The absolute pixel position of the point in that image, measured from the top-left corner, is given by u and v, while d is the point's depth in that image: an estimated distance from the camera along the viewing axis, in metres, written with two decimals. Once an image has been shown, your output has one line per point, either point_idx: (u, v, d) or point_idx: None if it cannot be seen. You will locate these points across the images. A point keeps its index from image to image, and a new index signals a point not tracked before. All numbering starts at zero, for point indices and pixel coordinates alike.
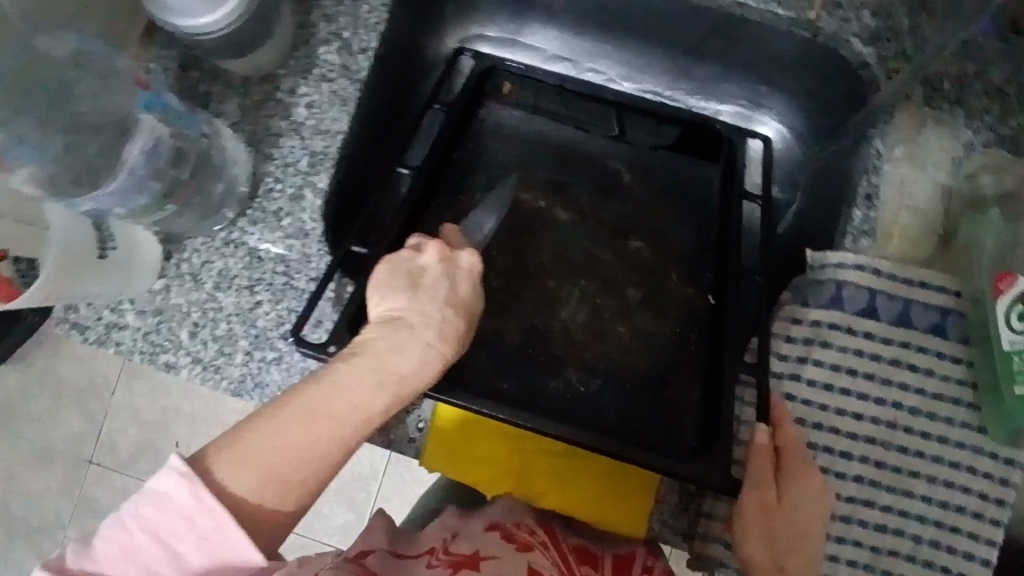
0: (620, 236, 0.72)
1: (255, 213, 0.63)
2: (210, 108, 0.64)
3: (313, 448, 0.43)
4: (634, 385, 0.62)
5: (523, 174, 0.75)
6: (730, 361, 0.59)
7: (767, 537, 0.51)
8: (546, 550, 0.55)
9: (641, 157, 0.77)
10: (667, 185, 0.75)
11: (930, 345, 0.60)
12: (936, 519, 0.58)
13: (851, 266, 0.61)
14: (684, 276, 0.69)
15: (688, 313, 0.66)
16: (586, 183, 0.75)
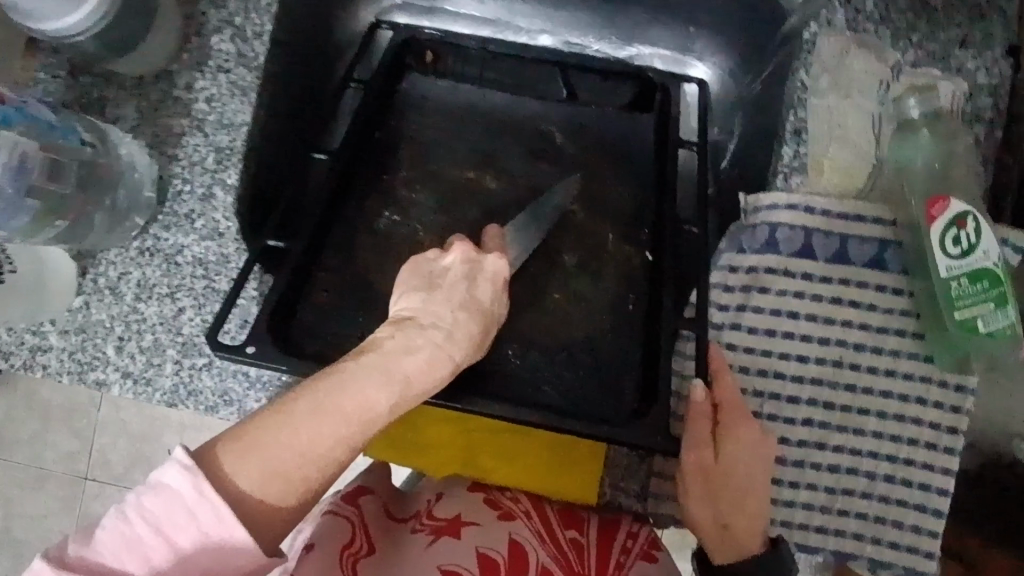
0: (553, 200, 0.66)
1: (166, 217, 0.60)
2: (106, 113, 0.61)
3: (319, 448, 0.37)
4: (572, 354, 0.60)
5: (449, 147, 0.68)
6: (668, 316, 0.56)
7: (708, 499, 0.51)
8: (527, 519, 0.55)
9: (571, 114, 0.70)
10: (604, 141, 0.69)
11: (870, 280, 0.58)
12: (889, 454, 0.57)
13: (784, 206, 0.59)
14: (621, 234, 0.65)
15: (627, 273, 0.63)
16: (516, 146, 0.69)
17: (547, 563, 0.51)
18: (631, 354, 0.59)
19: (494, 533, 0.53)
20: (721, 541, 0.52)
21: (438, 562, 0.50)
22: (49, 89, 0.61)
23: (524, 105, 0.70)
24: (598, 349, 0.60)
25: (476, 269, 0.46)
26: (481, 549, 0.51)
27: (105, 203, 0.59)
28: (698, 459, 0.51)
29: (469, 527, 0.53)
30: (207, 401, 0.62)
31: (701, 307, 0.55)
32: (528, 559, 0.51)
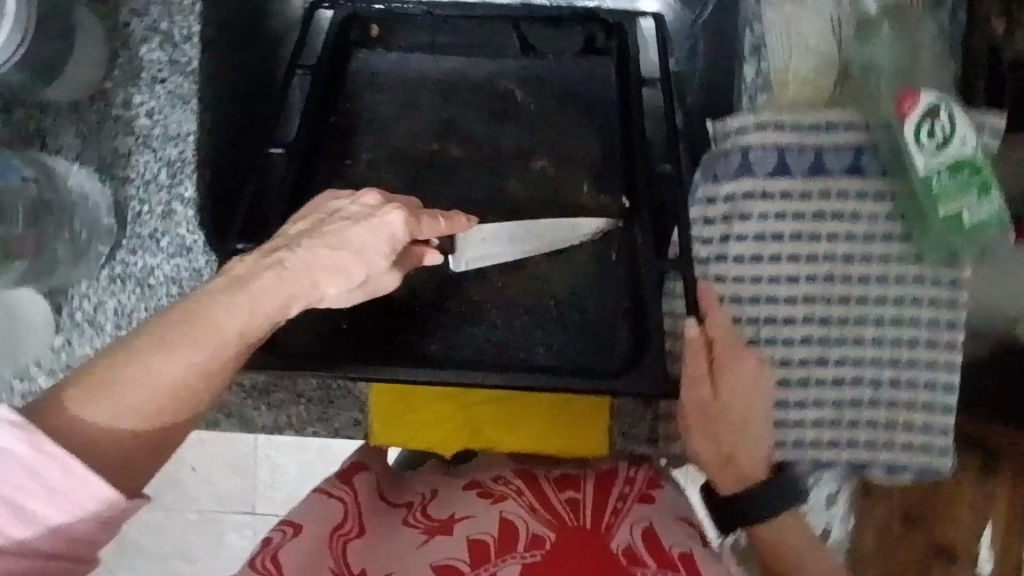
0: (522, 157, 0.65)
1: (131, 241, 0.59)
2: (48, 144, 0.59)
3: (170, 377, 0.36)
4: (561, 312, 0.58)
5: (406, 119, 0.66)
6: (648, 262, 0.55)
7: (707, 433, 0.52)
8: (519, 496, 0.51)
9: (529, 68, 0.68)
10: (564, 92, 0.67)
11: (850, 188, 0.57)
12: (891, 359, 0.57)
13: (752, 128, 0.57)
14: (594, 183, 0.63)
15: (604, 220, 0.62)
16: (474, 110, 0.66)
17: (539, 529, 0.48)
18: (619, 302, 0.58)
19: (484, 516, 0.49)
20: (728, 472, 0.53)
21: (433, 558, 0.47)
22: None
23: (478, 64, 0.68)
24: (589, 301, 0.58)
25: (367, 214, 0.41)
26: (471, 536, 0.48)
27: (65, 236, 0.58)
28: (696, 396, 0.51)
29: (462, 520, 0.49)
30: (207, 417, 0.63)
31: (682, 246, 0.53)
32: (519, 532, 0.48)
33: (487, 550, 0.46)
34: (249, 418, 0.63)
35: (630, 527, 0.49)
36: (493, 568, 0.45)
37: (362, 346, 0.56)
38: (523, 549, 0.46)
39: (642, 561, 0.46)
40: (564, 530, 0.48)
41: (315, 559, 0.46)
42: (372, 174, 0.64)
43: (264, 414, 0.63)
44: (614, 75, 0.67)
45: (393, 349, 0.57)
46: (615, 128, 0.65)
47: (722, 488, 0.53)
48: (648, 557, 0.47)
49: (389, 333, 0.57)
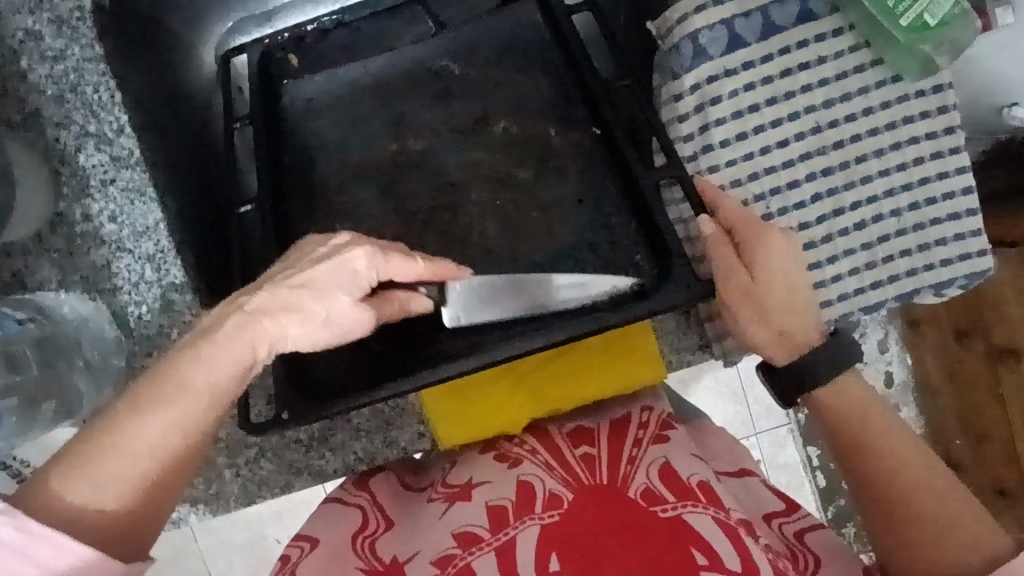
0: (481, 125, 0.63)
1: (144, 346, 0.59)
2: (28, 283, 0.59)
3: (147, 444, 0.37)
4: (575, 257, 0.58)
5: (358, 131, 0.64)
6: (640, 173, 0.55)
7: (758, 317, 0.51)
8: (534, 456, 0.50)
9: (455, 40, 0.65)
10: (499, 47, 0.65)
11: (808, 34, 0.56)
12: (904, 184, 0.56)
13: (694, 12, 0.56)
14: (560, 124, 0.62)
15: (583, 157, 0.61)
16: (420, 99, 0.64)
17: (556, 488, 0.45)
18: (624, 229, 0.57)
19: (504, 484, 0.47)
20: (784, 347, 0.52)
21: (453, 527, 0.44)
22: None
23: (403, 55, 0.65)
24: (599, 237, 0.58)
25: (332, 253, 0.43)
26: (491, 502, 0.45)
27: None
28: (734, 284, 0.51)
29: (480, 486, 0.48)
30: (278, 481, 0.62)
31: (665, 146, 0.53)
32: (536, 492, 0.45)
33: (506, 513, 0.43)
34: (319, 469, 0.62)
35: (647, 471, 0.46)
36: (511, 532, 0.41)
37: (400, 363, 0.55)
38: (541, 510, 0.42)
39: (661, 499, 0.42)
40: (579, 488, 0.45)
41: (338, 562, 0.48)
42: (346, 197, 0.63)
43: (330, 460, 0.62)
44: (539, 14, 0.64)
45: (426, 354, 0.55)
46: (562, 62, 0.63)
47: (781, 361, 0.52)
48: (666, 490, 0.44)
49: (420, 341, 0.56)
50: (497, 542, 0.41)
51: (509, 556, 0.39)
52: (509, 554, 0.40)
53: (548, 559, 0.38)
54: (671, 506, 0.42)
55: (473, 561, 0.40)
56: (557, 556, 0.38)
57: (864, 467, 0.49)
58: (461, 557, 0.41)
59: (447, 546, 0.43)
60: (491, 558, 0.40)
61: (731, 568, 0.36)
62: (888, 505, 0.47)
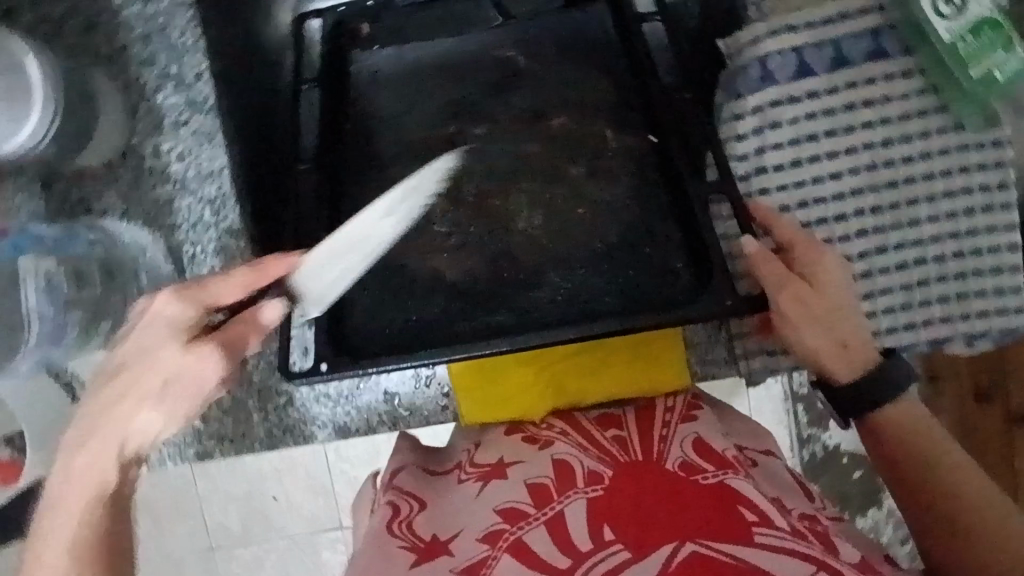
0: (538, 118, 0.65)
1: (193, 283, 0.61)
2: (91, 209, 0.61)
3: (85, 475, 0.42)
4: (613, 256, 0.59)
5: (419, 107, 0.66)
6: (692, 185, 0.56)
7: (822, 325, 0.49)
8: (565, 438, 0.51)
9: (521, 30, 0.67)
10: (567, 44, 0.66)
11: (876, 72, 0.57)
12: (951, 232, 0.57)
13: (766, 35, 0.58)
14: (618, 127, 0.63)
15: (635, 162, 0.62)
16: (484, 85, 0.66)
17: (595, 466, 0.46)
18: (669, 239, 0.59)
19: (537, 462, 0.48)
20: (852, 359, 0.50)
21: (493, 504, 0.45)
22: (28, 209, 0.60)
23: (471, 40, 0.67)
24: (644, 239, 0.59)
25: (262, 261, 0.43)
26: (529, 480, 0.46)
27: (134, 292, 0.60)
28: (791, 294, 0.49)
29: (514, 465, 0.48)
30: (303, 431, 0.65)
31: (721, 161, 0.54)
32: (575, 470, 0.45)
33: (547, 491, 0.44)
34: (342, 424, 0.65)
35: (681, 445, 0.48)
36: (558, 506, 0.42)
37: (438, 336, 0.57)
38: (584, 485, 0.44)
39: (700, 468, 0.44)
40: (618, 464, 0.46)
41: (378, 553, 0.43)
42: (403, 171, 0.64)
43: (354, 418, 0.65)
44: (609, 17, 0.66)
45: (460, 328, 0.58)
46: (629, 66, 0.64)
47: (844, 377, 0.50)
48: (704, 462, 0.45)
49: (453, 321, 0.58)
50: (545, 517, 0.42)
51: (559, 528, 0.41)
52: (560, 529, 0.41)
53: (602, 530, 0.40)
54: (712, 474, 0.43)
55: (525, 536, 0.41)
56: (610, 528, 0.40)
57: (925, 495, 0.48)
58: (511, 532, 0.41)
59: (491, 523, 0.43)
60: (542, 531, 0.41)
61: (778, 525, 0.38)
62: (933, 500, 0.48)
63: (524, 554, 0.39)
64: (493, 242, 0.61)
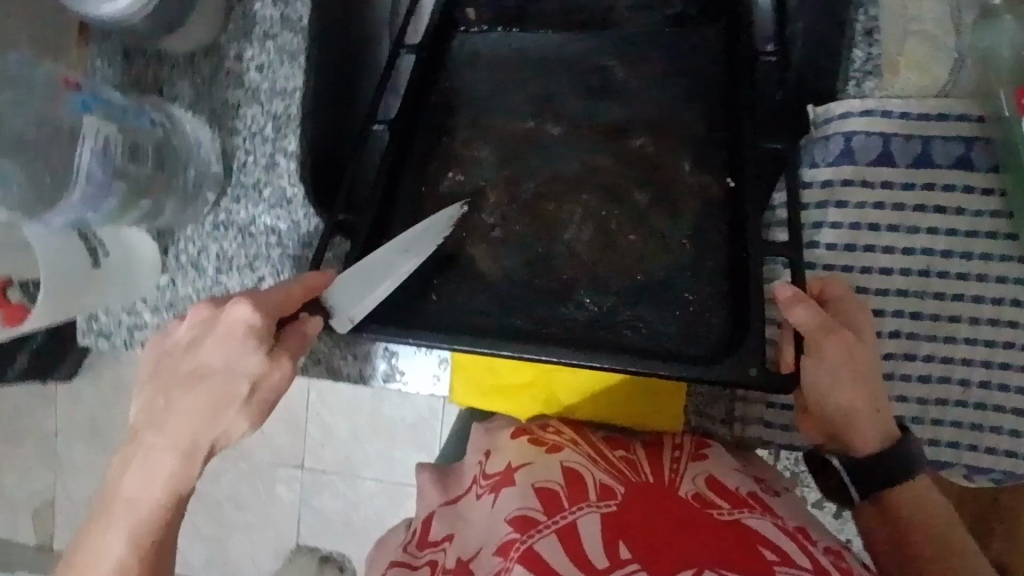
0: (619, 134, 0.61)
1: (236, 190, 0.62)
2: (164, 93, 0.62)
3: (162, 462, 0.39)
4: (651, 292, 0.56)
5: (505, 91, 0.64)
6: (755, 239, 0.52)
7: (860, 385, 0.46)
8: (575, 447, 0.52)
9: (626, 40, 0.64)
10: (675, 67, 0.62)
11: (956, 181, 0.56)
12: (984, 359, 0.56)
13: (858, 113, 0.56)
14: (696, 162, 0.59)
15: (706, 206, 0.58)
16: (576, 86, 0.63)
17: (606, 480, 0.46)
18: (712, 289, 0.55)
19: (549, 468, 0.48)
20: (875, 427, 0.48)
21: (505, 513, 0.45)
22: (104, 74, 0.61)
23: (573, 39, 0.64)
24: (689, 283, 0.56)
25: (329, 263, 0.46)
26: (538, 484, 0.46)
27: (178, 185, 0.59)
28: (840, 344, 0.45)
29: (522, 469, 0.49)
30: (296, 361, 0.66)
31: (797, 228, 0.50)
32: (587, 483, 0.46)
33: (560, 498, 0.44)
34: (336, 367, 0.65)
35: (693, 479, 0.48)
36: (569, 517, 0.42)
37: (452, 318, 0.56)
38: (596, 500, 0.43)
39: (715, 503, 0.44)
40: (629, 483, 0.46)
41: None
42: (470, 150, 0.62)
43: (350, 364, 0.65)
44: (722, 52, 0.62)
45: (477, 322, 0.56)
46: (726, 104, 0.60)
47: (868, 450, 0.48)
48: (718, 496, 0.45)
49: (468, 305, 0.57)
50: (556, 525, 0.41)
51: (572, 538, 0.40)
52: (572, 537, 0.40)
53: (616, 548, 0.38)
54: (728, 510, 0.43)
55: (536, 544, 0.40)
56: (625, 545, 0.39)
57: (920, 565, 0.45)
58: (523, 540, 0.40)
59: (506, 532, 0.43)
60: (553, 538, 0.40)
61: (798, 561, 0.37)
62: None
63: (536, 560, 0.38)
64: (534, 245, 0.58)
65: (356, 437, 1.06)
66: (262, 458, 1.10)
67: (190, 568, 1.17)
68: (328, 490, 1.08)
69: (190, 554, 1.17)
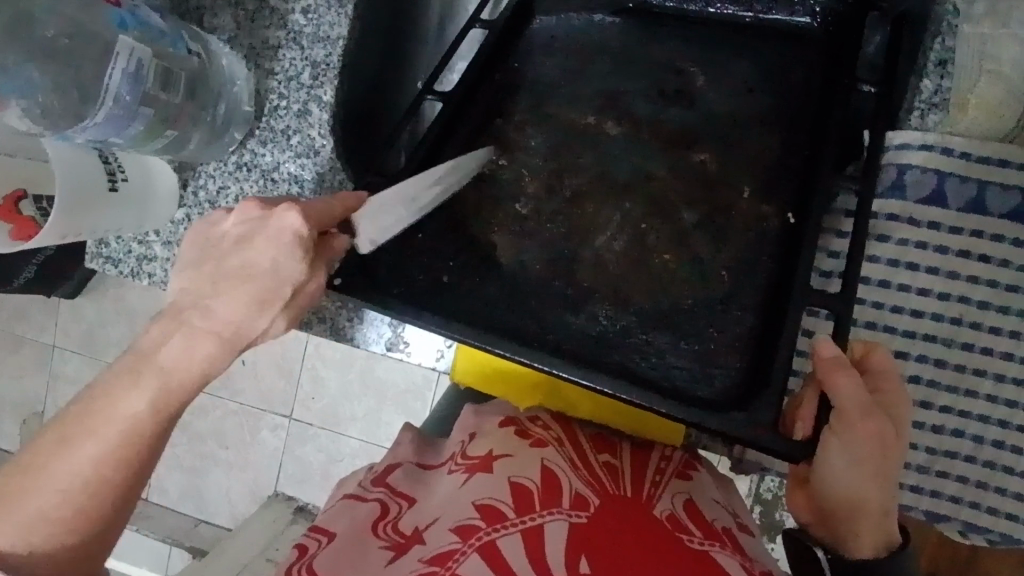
0: (681, 145, 0.58)
1: (264, 133, 0.61)
2: (205, 23, 0.60)
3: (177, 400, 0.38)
4: (675, 321, 0.53)
5: (570, 85, 0.61)
6: (800, 287, 0.47)
7: (877, 478, 0.42)
8: (560, 446, 0.50)
9: (704, 45, 0.60)
10: (750, 84, 0.58)
11: (1005, 233, 0.54)
12: (1002, 419, 0.55)
13: (916, 147, 0.54)
14: (757, 189, 0.55)
15: (756, 233, 0.54)
16: (643, 86, 0.60)
17: (581, 488, 0.45)
18: (739, 330, 0.52)
19: (527, 462, 0.47)
20: (876, 529, 0.44)
21: (473, 497, 0.44)
22: None
23: (648, 34, 0.61)
24: (720, 318, 0.52)
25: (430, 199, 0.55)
26: (514, 479, 0.45)
27: (206, 118, 0.58)
28: (872, 428, 0.41)
29: (503, 460, 0.47)
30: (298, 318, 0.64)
31: (852, 279, 0.44)
32: (562, 487, 0.45)
33: (532, 500, 0.43)
34: (340, 328, 0.63)
35: (671, 497, 0.48)
36: (538, 519, 0.42)
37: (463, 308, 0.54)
38: (568, 507, 0.43)
39: (687, 529, 0.44)
40: (604, 494, 0.46)
41: (359, 547, 0.43)
42: (518, 135, 0.60)
43: (355, 326, 0.63)
44: (815, 78, 0.57)
45: (488, 317, 0.54)
46: (797, 130, 0.56)
47: (863, 554, 0.44)
48: (693, 524, 0.45)
49: (483, 298, 0.55)
50: (523, 525, 0.41)
51: (535, 541, 0.40)
52: (536, 542, 0.40)
53: (577, 561, 0.39)
54: (699, 540, 0.43)
55: (499, 539, 0.40)
56: (586, 559, 0.39)
57: None
58: (486, 532, 0.41)
59: (468, 516, 0.42)
60: (517, 538, 0.40)
61: None
62: None
63: (494, 556, 0.39)
64: (562, 245, 0.56)
65: (346, 394, 1.06)
66: (251, 401, 1.11)
67: (167, 496, 1.18)
68: (313, 444, 1.09)
69: (167, 483, 1.18)
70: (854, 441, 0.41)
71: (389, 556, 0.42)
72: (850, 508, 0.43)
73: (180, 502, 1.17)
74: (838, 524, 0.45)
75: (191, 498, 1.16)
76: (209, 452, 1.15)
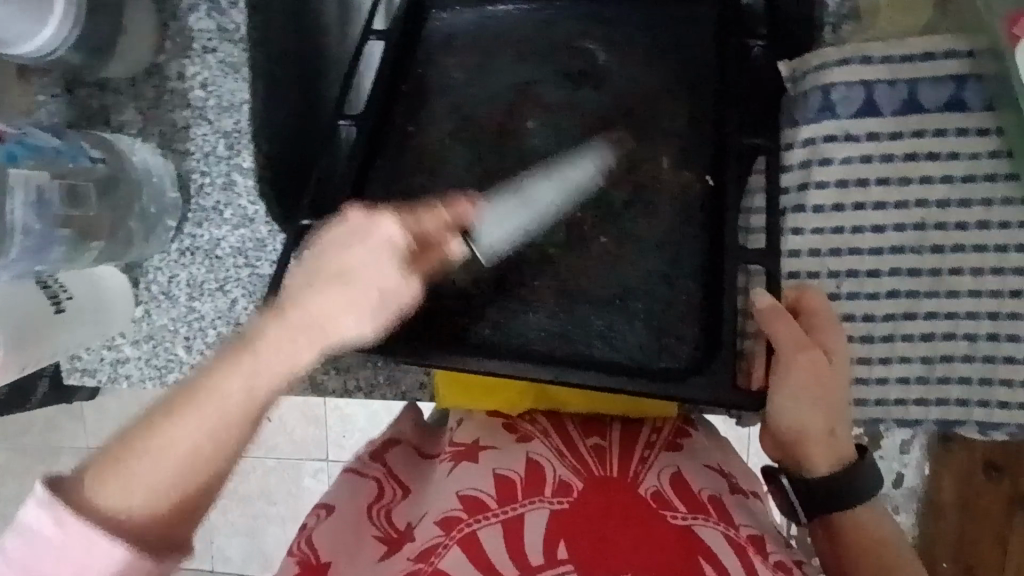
0: (598, 128, 0.56)
1: (197, 213, 0.61)
2: (112, 122, 0.60)
3: (218, 407, 0.35)
4: (636, 297, 0.52)
5: (481, 85, 0.59)
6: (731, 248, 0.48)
7: (821, 404, 0.42)
8: (546, 437, 0.50)
9: (602, 15, 0.59)
10: (653, 43, 0.57)
11: (949, 125, 0.52)
12: (991, 311, 0.53)
13: (835, 64, 0.53)
14: (675, 161, 0.54)
15: (692, 194, 0.54)
16: (550, 69, 0.58)
17: (566, 476, 0.45)
18: (697, 293, 0.52)
19: (511, 456, 0.47)
20: (828, 450, 0.44)
21: (456, 488, 0.45)
22: (51, 110, 0.60)
23: (544, 17, 0.60)
24: (674, 287, 0.52)
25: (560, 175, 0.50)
26: (498, 471, 0.46)
27: (137, 208, 0.57)
28: (807, 361, 0.42)
29: (487, 451, 0.49)
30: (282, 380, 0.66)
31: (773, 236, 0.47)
32: (546, 475, 0.45)
33: (513, 489, 0.43)
34: (320, 382, 0.66)
35: (660, 474, 0.47)
36: (520, 509, 0.42)
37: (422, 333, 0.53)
38: (551, 494, 0.43)
39: (670, 504, 0.43)
40: (588, 479, 0.45)
41: (354, 531, 0.45)
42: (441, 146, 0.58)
43: (331, 378, 0.66)
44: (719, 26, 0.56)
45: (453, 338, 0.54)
46: (701, 87, 0.55)
47: (821, 471, 0.44)
48: (677, 498, 0.44)
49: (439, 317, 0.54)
50: (504, 515, 0.41)
51: (516, 532, 0.40)
52: (515, 534, 0.40)
53: (555, 547, 0.39)
54: (682, 515, 0.42)
55: (479, 529, 0.40)
56: (565, 546, 0.39)
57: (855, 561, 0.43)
58: (468, 523, 0.41)
59: (451, 506, 0.43)
60: (496, 529, 0.40)
61: None
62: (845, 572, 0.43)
63: (475, 549, 0.39)
64: None
65: (373, 424, 1.07)
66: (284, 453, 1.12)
67: (230, 563, 1.20)
68: None
69: (229, 551, 1.20)
70: (789, 378, 0.42)
71: (381, 550, 0.43)
72: (796, 435, 0.44)
73: (246, 564, 1.19)
74: (792, 447, 0.44)
75: (254, 557, 1.18)
76: (256, 511, 1.16)
